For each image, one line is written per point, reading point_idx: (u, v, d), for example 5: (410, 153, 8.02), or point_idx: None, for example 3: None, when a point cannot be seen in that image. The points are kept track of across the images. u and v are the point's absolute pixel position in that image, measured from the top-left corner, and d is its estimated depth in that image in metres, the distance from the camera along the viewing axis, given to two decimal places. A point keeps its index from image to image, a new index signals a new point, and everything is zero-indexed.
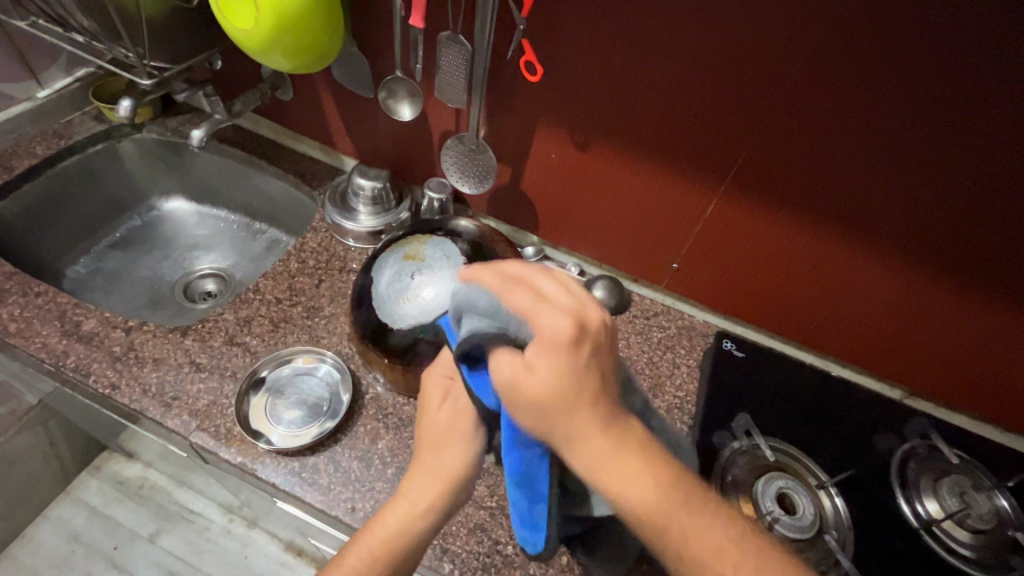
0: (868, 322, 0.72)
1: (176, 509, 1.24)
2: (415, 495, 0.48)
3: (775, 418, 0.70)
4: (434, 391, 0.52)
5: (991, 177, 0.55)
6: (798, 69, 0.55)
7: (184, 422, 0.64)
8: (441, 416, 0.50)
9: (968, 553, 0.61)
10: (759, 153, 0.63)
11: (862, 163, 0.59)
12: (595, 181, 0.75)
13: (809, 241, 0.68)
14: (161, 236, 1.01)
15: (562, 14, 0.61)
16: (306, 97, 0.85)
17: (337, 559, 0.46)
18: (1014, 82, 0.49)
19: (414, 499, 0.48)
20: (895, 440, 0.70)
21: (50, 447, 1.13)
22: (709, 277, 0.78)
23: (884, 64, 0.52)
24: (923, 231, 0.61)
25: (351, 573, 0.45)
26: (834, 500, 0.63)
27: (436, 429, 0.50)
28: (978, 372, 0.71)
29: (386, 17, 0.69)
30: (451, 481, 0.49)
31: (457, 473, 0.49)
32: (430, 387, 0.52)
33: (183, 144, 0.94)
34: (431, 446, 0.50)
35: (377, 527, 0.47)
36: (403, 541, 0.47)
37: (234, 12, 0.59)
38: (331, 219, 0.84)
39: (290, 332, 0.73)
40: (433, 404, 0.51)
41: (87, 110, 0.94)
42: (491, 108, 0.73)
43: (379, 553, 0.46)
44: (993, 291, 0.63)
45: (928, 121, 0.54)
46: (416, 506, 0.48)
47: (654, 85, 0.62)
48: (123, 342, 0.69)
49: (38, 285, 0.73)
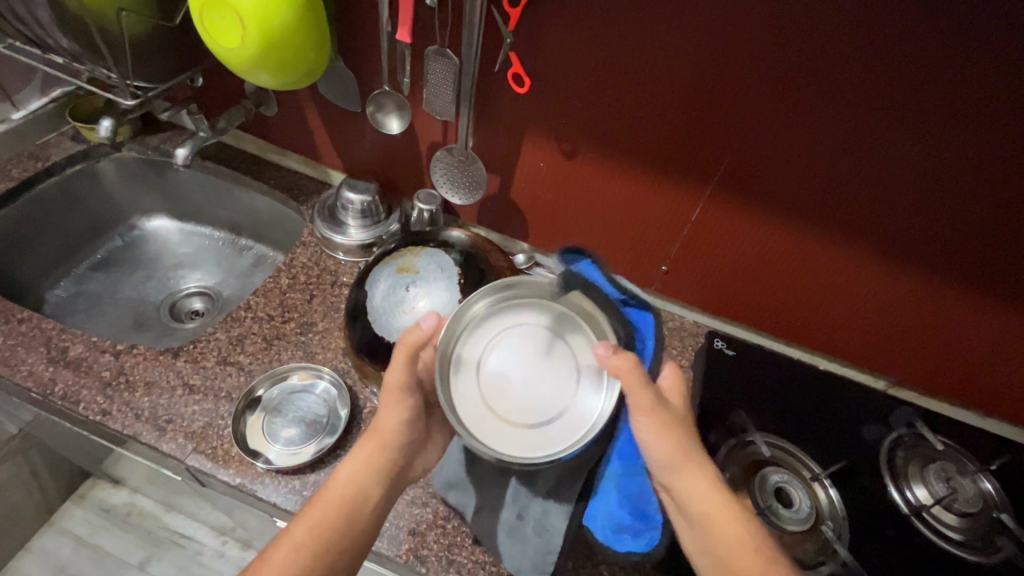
0: (853, 315, 0.74)
1: (167, 535, 1.21)
2: (364, 455, 0.53)
3: (768, 414, 0.72)
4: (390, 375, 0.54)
5: (961, 172, 0.57)
6: (777, 76, 0.57)
7: (180, 445, 0.63)
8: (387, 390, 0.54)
9: (956, 537, 0.64)
10: (741, 154, 0.65)
11: (840, 161, 0.61)
12: (584, 187, 0.76)
13: (792, 239, 0.70)
14: (144, 255, 0.99)
15: (547, 25, 0.62)
16: (291, 112, 0.85)
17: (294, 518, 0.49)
18: (981, 82, 0.51)
19: (362, 461, 0.52)
20: (883, 430, 0.72)
21: (32, 478, 1.10)
22: (696, 278, 0.80)
23: (860, 66, 0.54)
24: (901, 224, 0.64)
25: (305, 531, 0.48)
26: (829, 492, 0.65)
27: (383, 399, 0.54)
28: (958, 361, 0.74)
29: (371, 31, 0.69)
30: (390, 440, 0.53)
31: (398, 428, 0.54)
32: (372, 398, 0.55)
33: (164, 162, 0.93)
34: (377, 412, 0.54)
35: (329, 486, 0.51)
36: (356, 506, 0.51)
37: (218, 31, 0.59)
38: (320, 234, 0.83)
39: (284, 349, 0.73)
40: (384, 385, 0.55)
41: (64, 131, 0.92)
42: (479, 118, 0.73)
43: (330, 522, 0.49)
44: (967, 281, 0.65)
45: (901, 121, 0.56)
46: (362, 463, 0.52)
47: (639, 90, 0.64)
48: (112, 366, 0.68)
49: (21, 312, 0.72)
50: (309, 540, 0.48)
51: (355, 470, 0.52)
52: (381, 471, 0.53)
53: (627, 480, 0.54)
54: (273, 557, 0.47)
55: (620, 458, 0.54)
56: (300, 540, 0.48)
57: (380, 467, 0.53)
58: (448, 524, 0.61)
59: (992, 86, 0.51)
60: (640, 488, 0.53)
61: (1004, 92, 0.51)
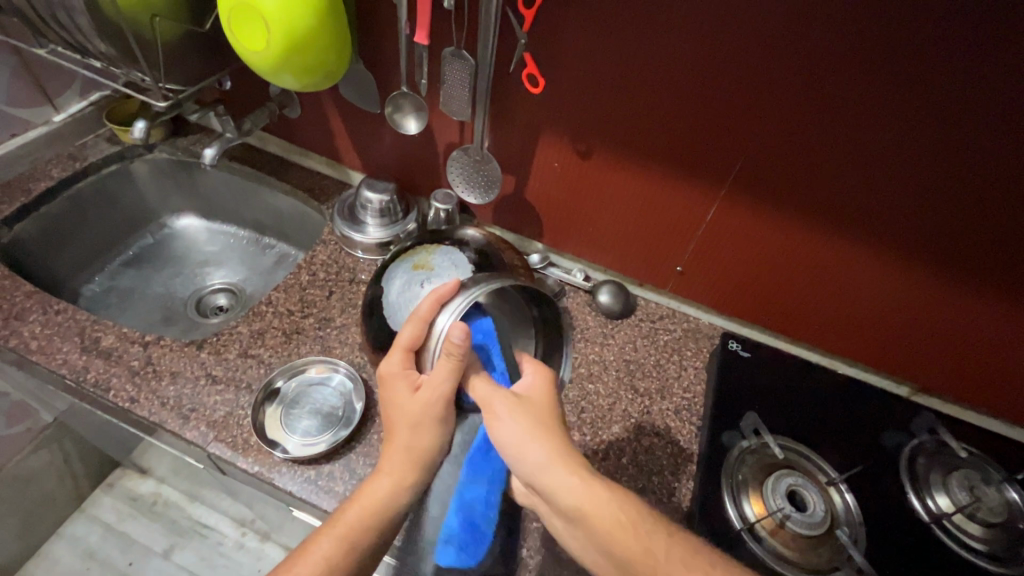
0: (872, 318, 0.73)
1: (189, 524, 1.25)
2: (394, 470, 0.53)
3: (783, 417, 0.71)
4: (398, 381, 0.54)
5: (987, 172, 0.56)
6: (797, 76, 0.57)
7: (202, 433, 0.65)
8: (415, 404, 0.53)
9: (979, 547, 0.62)
10: (756, 154, 0.64)
11: (859, 161, 0.60)
12: (598, 187, 0.76)
13: (809, 240, 0.69)
14: (173, 252, 1.03)
15: (562, 27, 0.63)
16: (313, 114, 0.88)
17: (322, 528, 0.49)
18: (1010, 82, 0.50)
19: (395, 479, 0.52)
20: (904, 436, 0.71)
21: (65, 465, 1.15)
22: (712, 279, 0.79)
23: (878, 64, 0.53)
24: (922, 225, 0.62)
25: (335, 540, 0.48)
26: (845, 496, 0.64)
27: (413, 416, 0.54)
28: (985, 366, 0.71)
29: (390, 34, 0.71)
30: (423, 461, 0.54)
31: (432, 447, 0.55)
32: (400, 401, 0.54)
33: (194, 163, 0.97)
34: (406, 428, 0.54)
35: (361, 498, 0.51)
36: (384, 516, 0.51)
37: (245, 35, 0.62)
38: (340, 232, 0.86)
39: (303, 343, 0.75)
40: (406, 394, 0.54)
41: (101, 133, 0.97)
42: (495, 119, 0.74)
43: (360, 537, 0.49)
44: (994, 287, 0.64)
45: (921, 120, 0.55)
46: (393, 478, 0.52)
47: (652, 90, 0.64)
48: (141, 356, 0.71)
49: (58, 303, 0.75)
50: (335, 551, 0.48)
51: (390, 481, 0.52)
52: (413, 486, 0.53)
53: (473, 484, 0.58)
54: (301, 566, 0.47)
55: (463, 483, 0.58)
56: (330, 551, 0.48)
57: (414, 484, 0.53)
58: None
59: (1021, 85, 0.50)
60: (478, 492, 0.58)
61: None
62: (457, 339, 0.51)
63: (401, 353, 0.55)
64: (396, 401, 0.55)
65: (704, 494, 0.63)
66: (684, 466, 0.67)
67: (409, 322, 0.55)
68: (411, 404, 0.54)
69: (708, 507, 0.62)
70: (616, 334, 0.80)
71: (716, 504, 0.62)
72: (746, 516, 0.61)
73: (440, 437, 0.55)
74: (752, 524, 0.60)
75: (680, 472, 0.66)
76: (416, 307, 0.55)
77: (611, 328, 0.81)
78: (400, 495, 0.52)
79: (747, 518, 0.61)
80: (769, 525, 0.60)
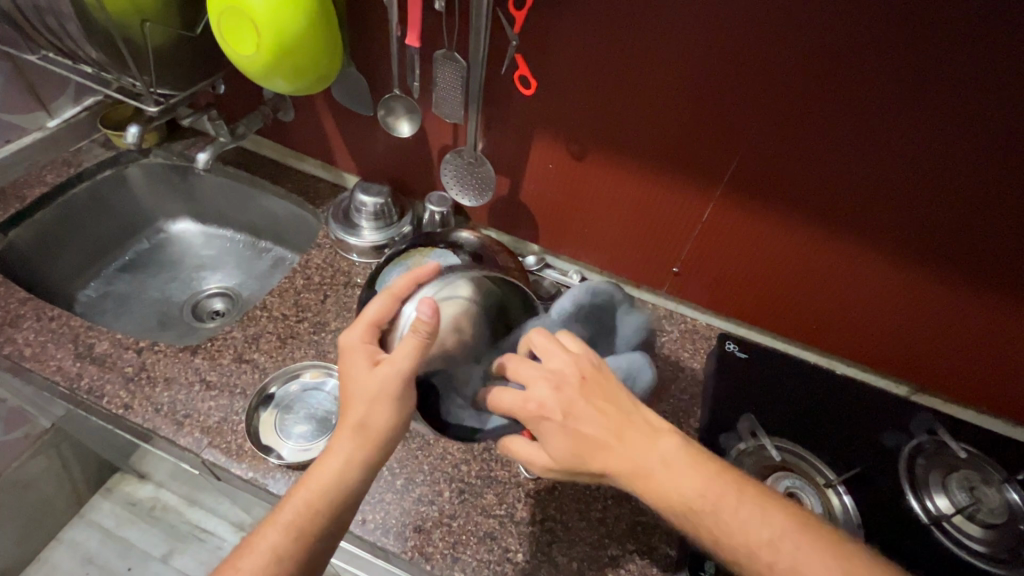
0: (871, 318, 0.72)
1: (188, 529, 1.24)
2: (343, 452, 0.49)
3: (781, 419, 0.70)
4: (356, 356, 0.50)
5: (985, 170, 0.55)
6: (791, 75, 0.56)
7: (196, 439, 0.65)
8: (369, 380, 0.48)
9: (981, 549, 0.61)
10: (751, 154, 0.64)
11: (855, 160, 0.60)
12: (593, 189, 0.76)
13: (805, 240, 0.68)
14: (169, 257, 1.03)
15: (554, 28, 0.63)
16: (307, 117, 0.87)
17: (270, 515, 0.47)
18: (1009, 77, 0.49)
19: (347, 460, 0.48)
20: (903, 436, 0.70)
21: (64, 471, 1.15)
22: (709, 278, 0.79)
23: (872, 62, 0.53)
24: (919, 224, 0.62)
25: (281, 530, 0.46)
26: (842, 498, 0.63)
27: (364, 393, 0.48)
28: (984, 366, 0.71)
29: (382, 37, 0.71)
30: (379, 441, 0.49)
31: (389, 428, 0.49)
32: (353, 376, 0.49)
33: (188, 167, 0.97)
34: (357, 407, 0.48)
35: (309, 483, 0.47)
36: (329, 504, 0.48)
37: (235, 39, 0.61)
38: (335, 235, 0.85)
39: (298, 347, 0.75)
40: (361, 369, 0.49)
41: (96, 138, 0.97)
42: (488, 121, 0.74)
43: (308, 522, 0.47)
44: (995, 285, 0.63)
45: (917, 118, 0.55)
46: (341, 460, 0.48)
47: (645, 91, 0.63)
48: (135, 362, 0.71)
49: (52, 309, 0.75)
50: (283, 537, 0.46)
51: (338, 464, 0.48)
52: (368, 465, 0.49)
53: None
54: (250, 553, 0.46)
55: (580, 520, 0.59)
56: (277, 541, 0.46)
57: (369, 464, 0.49)
58: (454, 523, 0.61)
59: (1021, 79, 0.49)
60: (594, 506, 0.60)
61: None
62: (425, 316, 0.48)
63: (365, 326, 0.51)
64: (351, 376, 0.50)
65: None
66: None
67: (379, 296, 0.52)
68: (362, 379, 0.49)
69: None
70: None
71: None
72: None
73: (398, 416, 0.49)
74: None
75: None
76: (390, 284, 0.53)
77: None
78: (350, 477, 0.48)
79: None
80: None
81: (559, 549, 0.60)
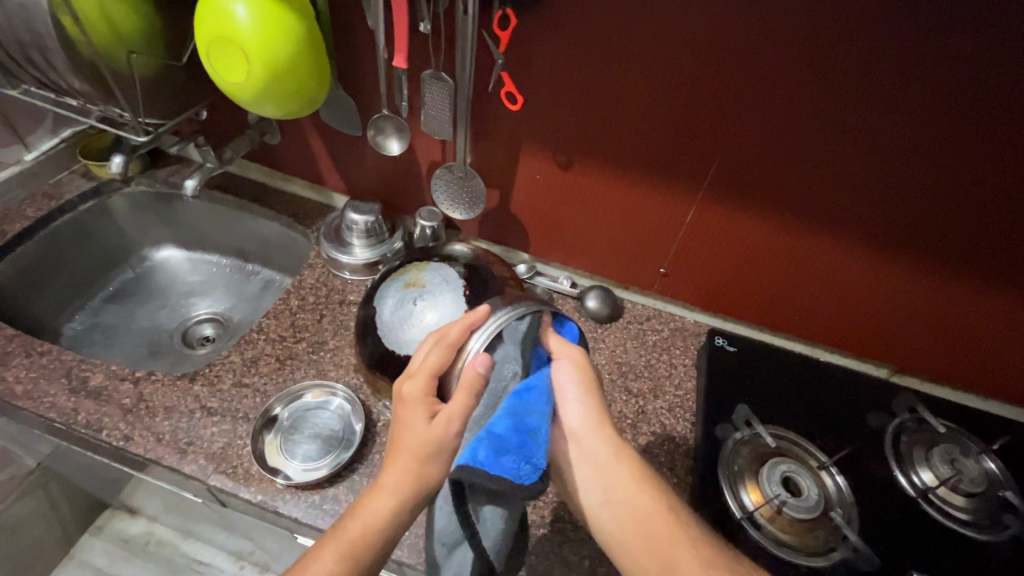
0: (850, 305, 0.76)
1: (185, 561, 1.21)
2: (396, 494, 0.47)
3: (773, 408, 0.73)
4: (417, 407, 0.49)
5: (946, 160, 0.60)
6: (764, 80, 0.60)
7: (201, 466, 0.65)
8: (431, 433, 0.47)
9: (965, 517, 0.65)
10: (731, 156, 0.67)
11: (826, 157, 0.64)
12: (580, 197, 0.78)
13: (785, 235, 0.72)
14: (155, 285, 1.02)
15: (537, 45, 0.65)
16: (293, 139, 0.88)
17: (311, 554, 0.45)
18: (965, 74, 0.54)
19: (398, 503, 0.46)
20: (886, 416, 0.74)
21: (52, 511, 1.11)
22: (697, 276, 0.82)
23: (837, 65, 0.57)
24: (888, 215, 0.66)
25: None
26: (835, 478, 0.66)
27: (425, 444, 0.47)
28: (957, 345, 0.75)
29: (369, 60, 0.72)
30: (428, 490, 0.48)
31: (440, 478, 0.48)
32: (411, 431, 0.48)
33: (173, 194, 0.97)
34: (415, 456, 0.47)
35: (360, 524, 0.45)
36: (376, 546, 0.46)
37: (225, 67, 0.62)
38: (326, 254, 0.86)
39: (298, 368, 0.75)
40: (422, 423, 0.48)
41: (75, 169, 0.96)
42: (476, 136, 0.76)
43: (362, 563, 0.45)
44: (965, 269, 0.67)
45: (882, 115, 0.59)
46: (392, 502, 0.46)
47: (628, 100, 0.66)
48: (132, 394, 0.70)
49: (42, 345, 0.74)
50: (339, 569, 0.44)
51: (387, 508, 0.46)
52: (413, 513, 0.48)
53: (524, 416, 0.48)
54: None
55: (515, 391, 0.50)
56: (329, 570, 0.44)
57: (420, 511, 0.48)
58: None
59: (976, 76, 0.53)
60: (538, 425, 0.47)
61: (988, 83, 0.54)
62: (479, 368, 0.49)
63: (426, 377, 0.50)
64: (409, 427, 0.48)
65: (703, 487, 0.65)
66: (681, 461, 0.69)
67: (437, 344, 0.51)
68: (420, 428, 0.48)
69: (708, 500, 0.64)
70: (606, 337, 0.82)
71: (715, 496, 0.64)
72: (745, 506, 0.62)
73: (450, 470, 0.48)
74: (751, 512, 0.61)
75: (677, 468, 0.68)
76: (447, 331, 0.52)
77: (600, 332, 0.82)
78: (397, 520, 0.47)
79: (746, 507, 0.62)
80: (767, 512, 0.62)
81: (569, 549, 0.62)
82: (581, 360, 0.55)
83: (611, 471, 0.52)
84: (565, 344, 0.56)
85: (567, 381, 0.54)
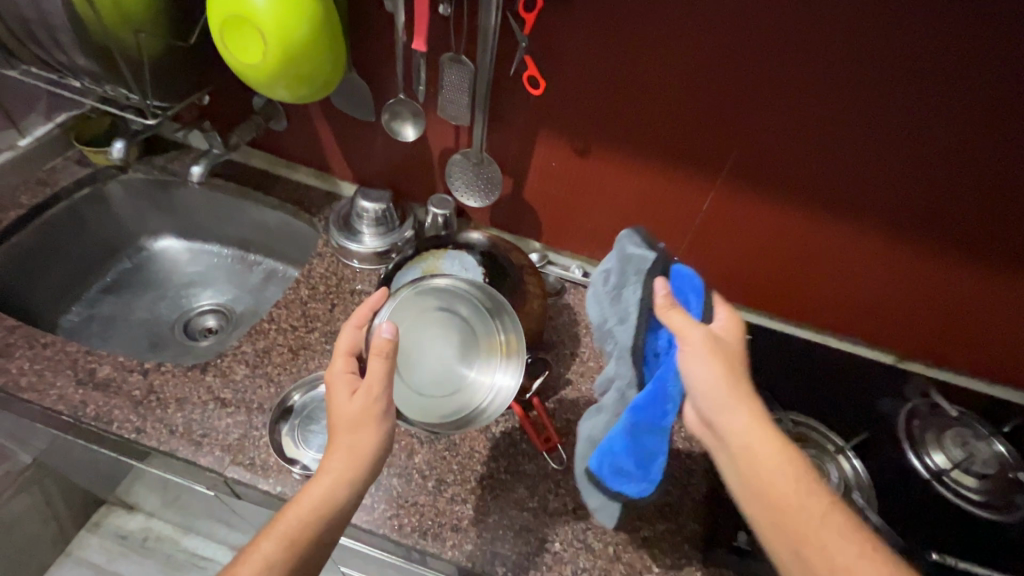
0: (859, 291, 0.77)
1: (186, 557, 1.19)
2: (333, 471, 0.48)
3: (788, 393, 0.74)
4: (338, 385, 0.50)
5: (963, 146, 0.60)
6: (787, 65, 0.60)
7: (217, 457, 0.63)
8: (352, 406, 0.49)
9: (978, 498, 0.66)
10: (749, 142, 0.67)
11: (844, 143, 0.64)
12: (596, 185, 0.78)
13: (799, 221, 0.72)
14: (153, 276, 0.99)
15: (560, 29, 0.64)
16: (301, 125, 0.86)
17: (249, 549, 0.45)
18: (990, 60, 0.54)
19: (336, 479, 0.48)
20: (897, 402, 0.75)
21: (46, 507, 1.08)
22: (710, 264, 0.82)
23: (861, 51, 0.57)
24: (903, 201, 0.67)
25: (261, 563, 0.44)
26: (852, 463, 0.68)
27: (350, 417, 0.49)
28: (963, 329, 0.77)
29: (385, 42, 0.71)
30: (368, 460, 0.49)
31: (378, 447, 0.50)
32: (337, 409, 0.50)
33: (173, 182, 0.94)
34: (343, 430, 0.49)
35: (297, 505, 0.47)
36: (317, 526, 0.47)
37: (239, 48, 0.61)
38: (335, 243, 0.85)
39: (311, 358, 0.73)
40: (343, 398, 0.49)
41: (70, 155, 0.92)
42: (493, 122, 0.75)
43: (298, 535, 0.46)
44: (975, 256, 0.69)
45: (903, 101, 0.59)
46: (329, 479, 0.48)
47: (649, 86, 0.66)
48: (142, 385, 0.68)
49: (44, 336, 0.71)
50: (281, 558, 0.45)
51: (326, 486, 0.48)
52: (358, 485, 0.49)
53: (644, 434, 0.51)
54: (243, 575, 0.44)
55: (633, 408, 0.50)
56: (270, 555, 0.45)
57: (356, 481, 0.49)
58: (489, 518, 0.62)
59: (998, 63, 0.54)
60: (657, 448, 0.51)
61: (1010, 69, 0.54)
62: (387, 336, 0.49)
63: (342, 358, 0.52)
64: (334, 407, 0.50)
65: None
66: (698, 448, 0.70)
67: (345, 328, 0.53)
68: (340, 405, 0.49)
69: None
70: None
71: None
72: None
73: (383, 436, 0.50)
74: None
75: (695, 455, 0.69)
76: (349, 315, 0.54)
77: None
78: (338, 495, 0.48)
79: None
80: None
81: (593, 535, 0.62)
82: (707, 339, 0.48)
83: (756, 457, 0.46)
84: (689, 322, 0.48)
85: (696, 365, 0.47)
